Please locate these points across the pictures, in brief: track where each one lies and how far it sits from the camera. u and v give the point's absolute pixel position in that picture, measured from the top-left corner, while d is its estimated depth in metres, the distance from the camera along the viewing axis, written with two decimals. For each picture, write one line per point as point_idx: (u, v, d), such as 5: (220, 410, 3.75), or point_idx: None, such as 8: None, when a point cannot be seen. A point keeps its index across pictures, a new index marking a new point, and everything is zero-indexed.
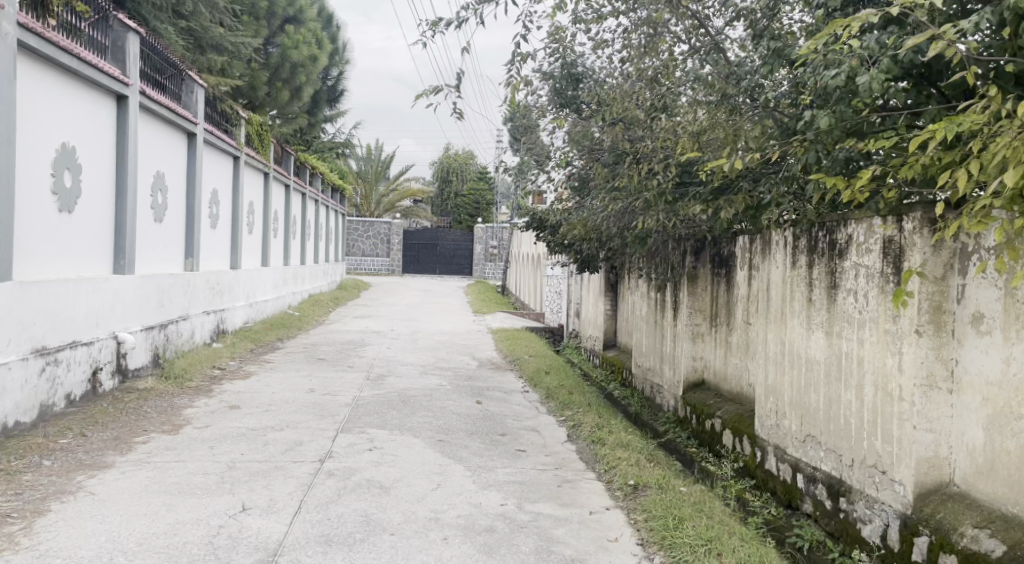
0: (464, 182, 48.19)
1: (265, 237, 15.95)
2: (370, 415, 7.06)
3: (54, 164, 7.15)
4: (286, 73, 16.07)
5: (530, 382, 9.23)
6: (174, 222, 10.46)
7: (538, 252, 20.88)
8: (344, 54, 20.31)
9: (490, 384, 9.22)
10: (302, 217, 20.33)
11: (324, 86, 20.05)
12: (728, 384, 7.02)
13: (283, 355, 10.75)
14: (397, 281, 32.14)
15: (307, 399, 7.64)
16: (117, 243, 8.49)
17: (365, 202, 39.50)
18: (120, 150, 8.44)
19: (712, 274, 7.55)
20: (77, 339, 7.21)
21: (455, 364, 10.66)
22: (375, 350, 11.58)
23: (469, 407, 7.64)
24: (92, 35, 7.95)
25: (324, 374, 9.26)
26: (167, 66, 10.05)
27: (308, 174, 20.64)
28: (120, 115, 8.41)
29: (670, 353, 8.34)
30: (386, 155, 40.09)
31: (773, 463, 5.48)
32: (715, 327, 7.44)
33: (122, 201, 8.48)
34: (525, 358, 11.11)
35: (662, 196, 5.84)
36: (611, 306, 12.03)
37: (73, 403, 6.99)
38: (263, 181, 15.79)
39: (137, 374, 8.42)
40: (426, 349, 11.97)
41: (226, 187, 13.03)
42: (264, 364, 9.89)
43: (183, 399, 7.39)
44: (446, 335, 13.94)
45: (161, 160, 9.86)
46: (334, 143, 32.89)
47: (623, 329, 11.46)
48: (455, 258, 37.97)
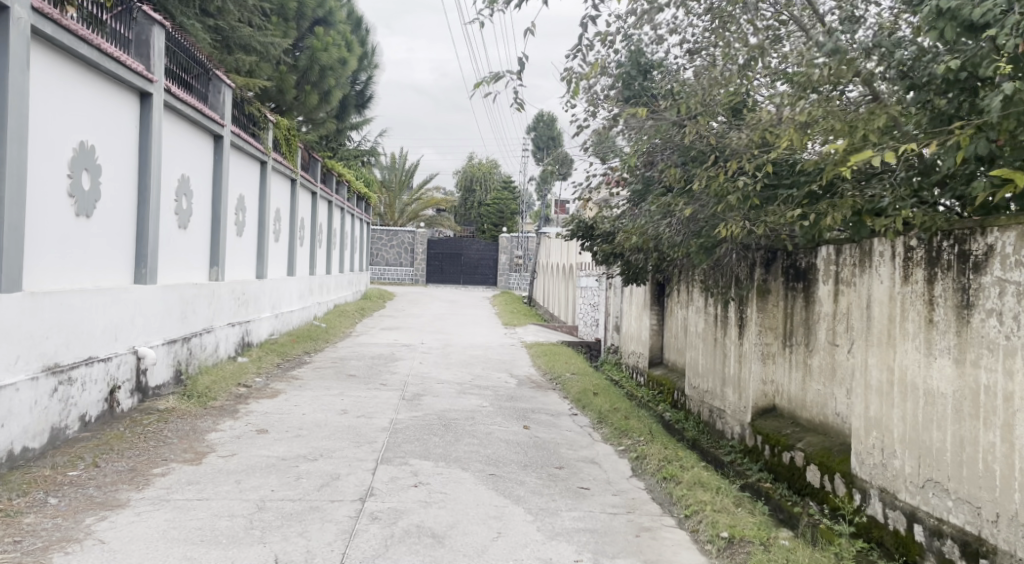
0: (486, 191, 47.91)
1: (291, 246, 15.41)
2: (411, 442, 6.41)
3: (71, 164, 6.59)
4: (315, 76, 15.44)
5: (578, 404, 8.55)
6: (199, 229, 9.92)
7: (571, 262, 20.24)
8: (372, 58, 19.77)
9: (534, 405, 8.55)
10: (328, 225, 19.77)
11: (352, 90, 19.53)
12: (807, 412, 6.38)
13: (312, 370, 10.14)
14: (422, 291, 31.55)
15: (341, 423, 7.00)
16: (138, 249, 7.92)
17: (389, 211, 38.98)
18: (143, 151, 7.89)
19: (785, 288, 6.89)
20: (93, 356, 6.64)
21: (493, 382, 9.99)
22: (408, 366, 10.94)
23: (517, 433, 6.97)
24: (113, 28, 7.42)
25: (357, 393, 8.64)
26: (193, 64, 9.52)
27: (334, 182, 20.12)
28: (143, 114, 7.86)
29: (733, 375, 7.71)
30: (409, 165, 39.70)
31: (876, 508, 4.78)
32: (790, 346, 6.78)
33: (144, 206, 7.91)
34: (567, 376, 10.43)
35: (747, 200, 5.21)
36: (657, 321, 11.36)
37: (88, 425, 6.41)
38: (289, 188, 15.25)
39: (158, 393, 7.85)
40: (461, 365, 11.32)
41: (252, 193, 12.50)
42: (292, 380, 9.28)
43: (207, 422, 6.78)
44: (479, 350, 13.28)
45: (187, 163, 9.32)
46: (359, 151, 32.40)
47: (671, 346, 10.79)
48: (479, 267, 37.37)
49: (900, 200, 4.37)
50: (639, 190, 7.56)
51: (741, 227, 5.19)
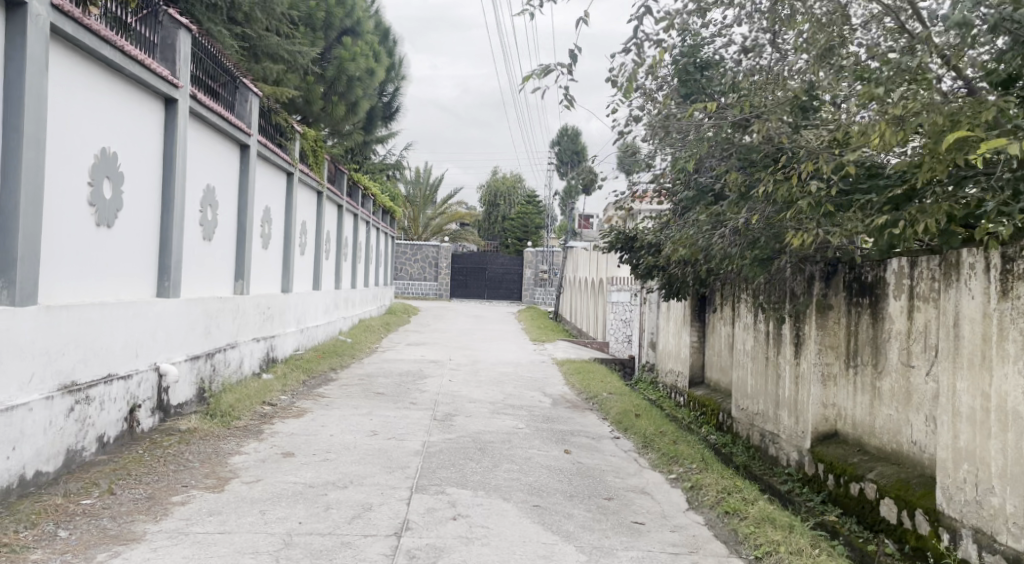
0: (511, 205, 47.89)
1: (318, 259, 15.12)
2: (446, 468, 5.97)
3: (92, 171, 6.27)
4: (342, 86, 15.17)
5: (619, 426, 8.08)
6: (225, 241, 9.62)
7: (601, 277, 19.79)
8: (400, 70, 19.48)
9: (572, 427, 8.10)
10: (354, 238, 19.47)
11: (380, 102, 19.28)
12: (877, 440, 6.11)
13: (338, 388, 9.76)
14: (447, 306, 31.16)
15: (370, 446, 6.59)
16: (161, 262, 7.59)
17: (413, 225, 38.68)
18: (168, 160, 7.58)
19: (848, 304, 6.63)
20: (112, 373, 6.29)
21: (527, 402, 9.53)
22: (437, 384, 10.52)
23: (558, 459, 6.51)
24: (139, 31, 7.13)
25: (386, 412, 8.23)
26: (219, 71, 9.24)
27: (360, 196, 19.84)
28: (168, 121, 7.56)
29: (789, 396, 7.40)
30: (433, 180, 39.48)
31: (970, 551, 4.31)
32: (856, 366, 6.50)
33: (168, 216, 7.59)
34: (605, 396, 9.97)
35: (821, 207, 4.87)
36: (697, 338, 10.93)
37: (107, 447, 6.06)
38: (316, 200, 15.00)
39: (181, 411, 7.49)
40: (491, 383, 10.87)
41: (280, 205, 12.24)
42: (318, 398, 8.89)
43: (230, 444, 6.40)
44: (509, 367, 12.83)
45: (213, 172, 9.02)
46: (384, 165, 32.17)
47: (713, 364, 10.39)
48: (504, 282, 36.99)
49: (1004, 206, 3.94)
50: (689, 198, 7.22)
51: (814, 237, 4.83)
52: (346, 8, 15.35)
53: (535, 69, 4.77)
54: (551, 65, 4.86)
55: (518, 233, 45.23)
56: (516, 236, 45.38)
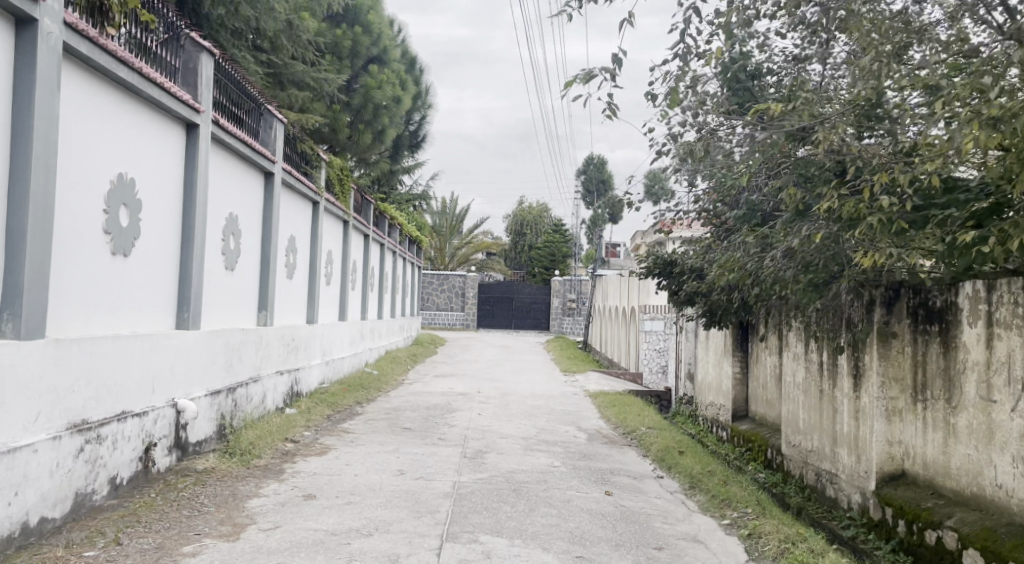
0: (537, 235, 47.60)
1: (344, 289, 14.84)
2: (479, 512, 5.52)
3: (108, 198, 5.97)
4: (369, 114, 14.96)
5: (662, 464, 7.60)
6: (249, 269, 9.34)
7: (633, 306, 19.29)
8: (427, 98, 19.29)
9: (611, 465, 7.62)
10: (381, 269, 19.22)
11: (406, 131, 19.07)
12: (955, 481, 5.76)
13: (364, 423, 9.36)
14: (474, 337, 30.77)
15: (398, 487, 6.15)
16: (182, 292, 7.27)
17: (440, 256, 38.47)
18: (189, 186, 7.27)
19: (913, 332, 6.31)
20: (127, 410, 5.94)
21: (561, 437, 9.06)
22: (467, 418, 10.08)
23: (599, 502, 6.02)
24: (160, 54, 6.86)
25: (413, 449, 7.82)
26: (244, 98, 8.98)
27: (386, 225, 19.59)
28: (190, 146, 7.27)
29: (848, 432, 7.02)
30: (459, 210, 39.33)
31: None
32: (925, 399, 6.15)
33: (189, 244, 7.27)
34: (643, 430, 9.48)
35: (893, 225, 4.61)
36: (740, 369, 10.52)
37: (119, 489, 5.69)
38: (343, 230, 14.76)
39: (200, 450, 7.12)
40: (523, 417, 10.40)
41: (305, 235, 11.97)
42: (343, 435, 8.49)
43: (249, 486, 6.00)
44: (541, 399, 12.35)
45: (236, 199, 8.73)
46: (410, 195, 32.04)
47: (758, 397, 10.02)
48: (531, 312, 36.55)
49: None
50: (740, 217, 7.01)
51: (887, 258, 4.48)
52: (373, 36, 15.18)
53: (576, 74, 4.85)
54: (594, 71, 4.97)
55: (545, 262, 44.87)
56: (543, 266, 45.00)
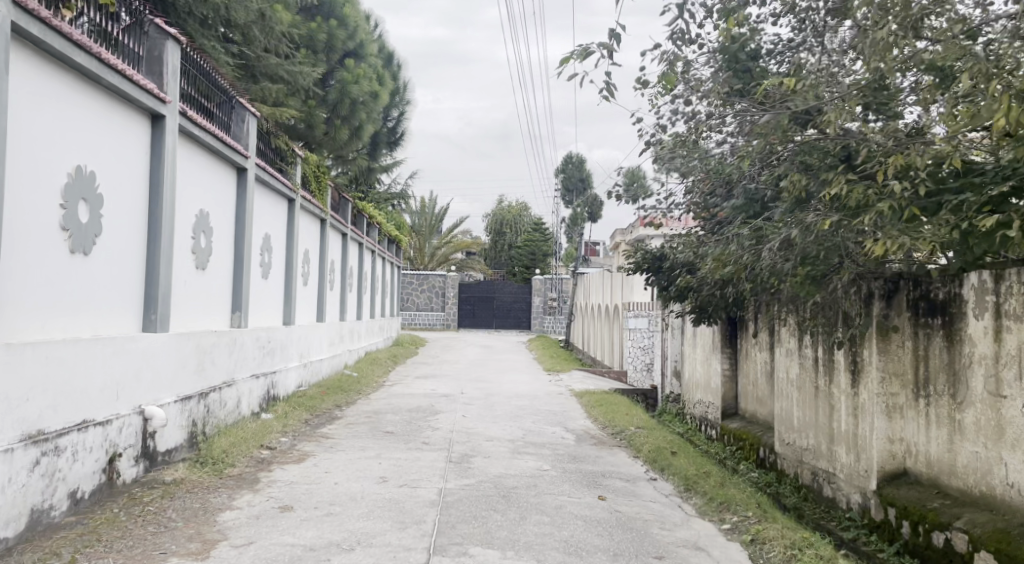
0: (517, 234, 47.32)
1: (322, 289, 14.46)
2: (467, 522, 5.21)
3: (66, 193, 5.60)
4: (345, 110, 14.59)
5: (655, 465, 7.33)
6: (221, 269, 8.97)
7: (616, 303, 19.03)
8: (405, 94, 18.92)
9: (602, 467, 7.34)
10: (359, 268, 18.84)
11: (384, 127, 18.70)
12: (962, 480, 5.52)
13: (343, 427, 9.01)
14: (454, 336, 30.43)
15: (380, 495, 5.83)
16: (149, 293, 6.89)
17: (419, 255, 38.06)
18: (155, 180, 6.89)
19: (914, 325, 6.06)
20: (88, 419, 5.57)
21: (549, 439, 8.77)
22: (450, 420, 9.76)
23: (593, 508, 5.74)
24: (122, 41, 6.47)
25: (396, 454, 7.49)
26: (214, 90, 8.58)
27: (365, 224, 19.22)
28: (156, 139, 6.89)
29: (845, 430, 6.77)
30: (438, 209, 38.96)
31: None
32: (928, 395, 5.90)
33: (156, 242, 6.89)
34: (633, 430, 9.22)
35: (903, 211, 4.39)
36: (729, 365, 10.28)
37: (80, 504, 5.33)
38: (320, 229, 14.38)
39: (170, 459, 6.75)
40: (508, 418, 10.10)
41: (281, 233, 11.59)
42: (322, 440, 8.14)
43: (221, 497, 5.65)
44: (525, 400, 12.05)
45: (207, 195, 8.36)
46: (388, 194, 31.66)
47: (749, 395, 9.78)
48: (512, 311, 36.24)
49: None
50: (733, 209, 6.84)
51: (899, 244, 4.25)
52: (349, 30, 14.78)
53: (572, 52, 5.12)
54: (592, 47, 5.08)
55: (525, 261, 44.59)
56: (523, 265, 44.72)
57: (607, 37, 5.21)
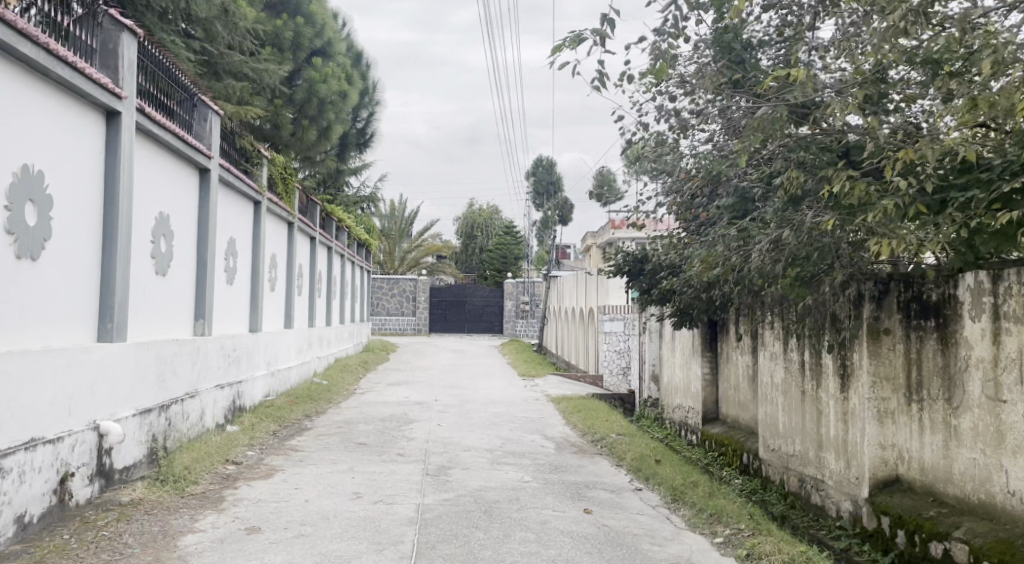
0: (488, 237, 47.01)
1: (290, 295, 14.05)
2: (448, 541, 4.90)
3: (10, 193, 5.20)
4: (313, 109, 14.22)
5: (639, 475, 7.09)
6: (182, 274, 8.54)
7: (590, 306, 18.79)
8: (374, 94, 18.56)
9: (585, 478, 7.07)
10: (329, 273, 18.44)
11: (353, 128, 18.32)
12: (959, 489, 5.28)
13: (314, 439, 8.65)
14: (426, 342, 30.04)
15: (354, 513, 5.50)
16: (103, 301, 6.47)
17: (389, 259, 37.61)
18: (110, 181, 6.48)
19: (905, 328, 5.82)
20: (36, 437, 5.18)
21: (528, 448, 8.49)
22: (425, 429, 9.44)
23: (579, 523, 5.47)
24: (74, 33, 6.10)
25: (370, 467, 7.16)
26: (174, 86, 8.19)
27: (334, 228, 18.82)
28: (110, 137, 6.48)
29: (834, 436, 6.53)
30: (408, 213, 38.55)
31: None
32: (921, 401, 5.65)
33: (110, 247, 6.48)
34: (613, 437, 8.97)
35: (907, 207, 4.14)
36: (710, 369, 10.07)
37: (27, 529, 4.94)
38: (287, 233, 13.96)
39: (127, 477, 6.36)
40: (485, 426, 9.80)
41: (246, 237, 11.17)
42: (292, 453, 7.78)
43: (182, 519, 5.28)
44: (502, 407, 11.76)
45: (166, 197, 7.94)
46: (357, 198, 31.24)
47: (730, 400, 9.56)
48: (484, 315, 35.90)
49: None
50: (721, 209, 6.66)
51: (903, 242, 4.01)
52: (316, 27, 14.41)
53: (566, 39, 5.42)
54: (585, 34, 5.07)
55: (497, 265, 44.27)
56: (495, 269, 44.44)
57: (600, 21, 5.58)
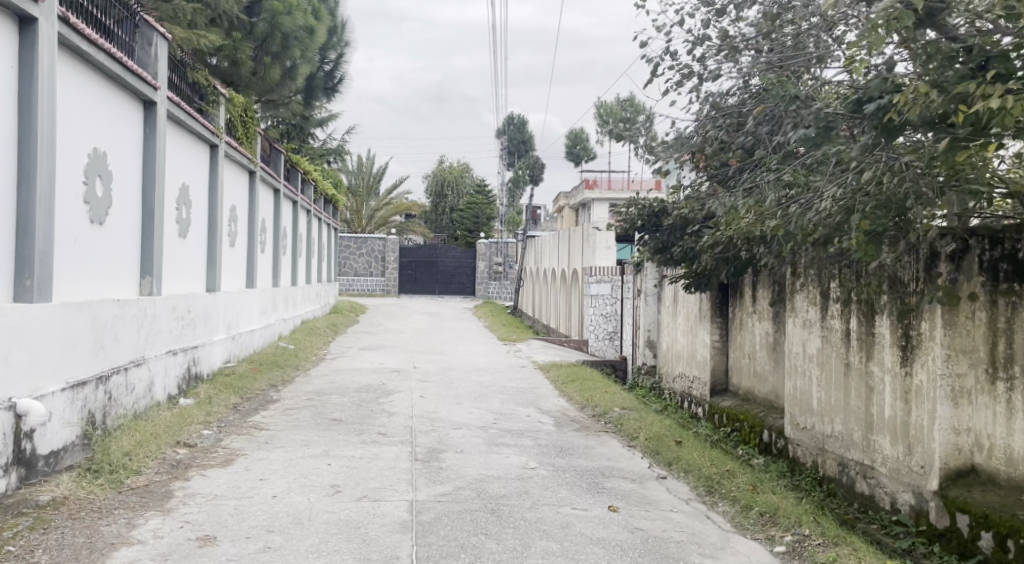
0: (459, 196, 45.75)
1: (253, 252, 12.86)
2: (455, 557, 3.90)
3: None
4: (277, 45, 12.90)
5: (661, 458, 6.18)
6: (123, 225, 7.36)
7: (574, 266, 17.79)
8: (343, 34, 17.19)
9: (597, 463, 6.14)
10: (295, 230, 17.23)
11: (321, 71, 16.97)
12: None
13: (279, 414, 7.60)
14: (396, 304, 28.96)
15: (333, 516, 4.47)
16: (19, 251, 5.30)
17: (356, 218, 36.23)
18: (25, 104, 5.27)
19: (992, 292, 4.89)
20: None
21: (525, 425, 7.55)
22: (407, 402, 8.44)
23: (608, 527, 4.51)
24: None
25: (347, 449, 6.15)
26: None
27: (299, 181, 17.56)
28: (25, 52, 5.26)
29: (890, 417, 5.62)
30: (376, 170, 37.16)
31: None
32: (1012, 379, 4.74)
33: (27, 186, 5.29)
34: (618, 412, 8.06)
35: None
36: (719, 336, 9.16)
37: None
38: (249, 183, 12.72)
39: (55, 464, 5.25)
40: (473, 398, 8.83)
41: (201, 185, 9.94)
42: (255, 432, 6.73)
43: (114, 526, 4.20)
44: (487, 376, 10.79)
45: (99, 131, 6.73)
46: (323, 152, 29.82)
47: (742, 370, 8.68)
48: (455, 276, 34.81)
49: None
50: (770, 152, 5.78)
51: None
52: None
53: None
54: None
55: (468, 225, 43.06)
56: (464, 228, 43.28)
57: None
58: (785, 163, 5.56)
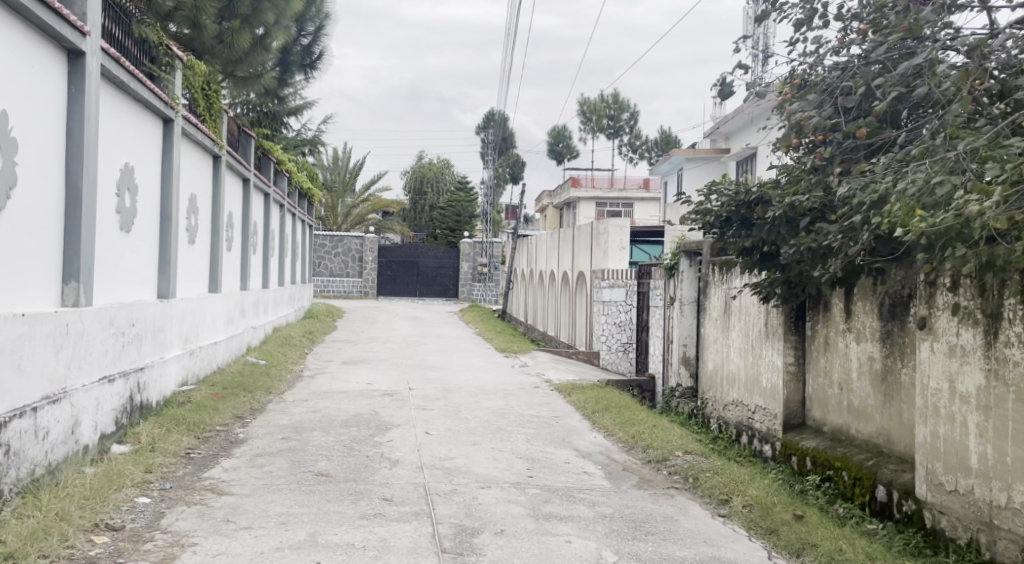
0: (439, 194, 43.98)
1: (217, 251, 10.95)
2: None
3: None
4: (246, 8, 11.24)
5: (779, 544, 4.44)
6: (36, 210, 5.51)
7: (576, 269, 16.14)
8: (322, 5, 15.29)
9: (695, 550, 4.37)
10: (266, 226, 15.25)
11: (295, 46, 15.04)
12: None
13: (247, 466, 5.75)
14: (375, 306, 27.06)
15: None
16: None
17: (331, 214, 34.32)
18: None
19: None
20: None
21: (569, 480, 5.78)
22: (411, 443, 6.66)
23: None
24: None
25: (341, 532, 4.34)
26: None
27: (271, 172, 15.64)
28: None
29: None
30: (352, 165, 35.27)
31: None
32: None
33: None
34: (684, 460, 6.32)
35: None
36: (794, 359, 7.39)
37: None
38: (211, 169, 10.76)
39: None
40: (493, 438, 7.08)
41: (150, 167, 8.02)
42: (211, 499, 4.89)
43: None
44: (499, 401, 9.00)
45: None
46: (295, 145, 27.86)
47: (828, 402, 6.94)
48: (438, 278, 32.79)
49: None
50: (958, 120, 4.08)
51: None
52: None
53: None
54: None
55: (449, 223, 41.24)
56: (445, 227, 41.50)
57: None
58: (985, 130, 3.92)
